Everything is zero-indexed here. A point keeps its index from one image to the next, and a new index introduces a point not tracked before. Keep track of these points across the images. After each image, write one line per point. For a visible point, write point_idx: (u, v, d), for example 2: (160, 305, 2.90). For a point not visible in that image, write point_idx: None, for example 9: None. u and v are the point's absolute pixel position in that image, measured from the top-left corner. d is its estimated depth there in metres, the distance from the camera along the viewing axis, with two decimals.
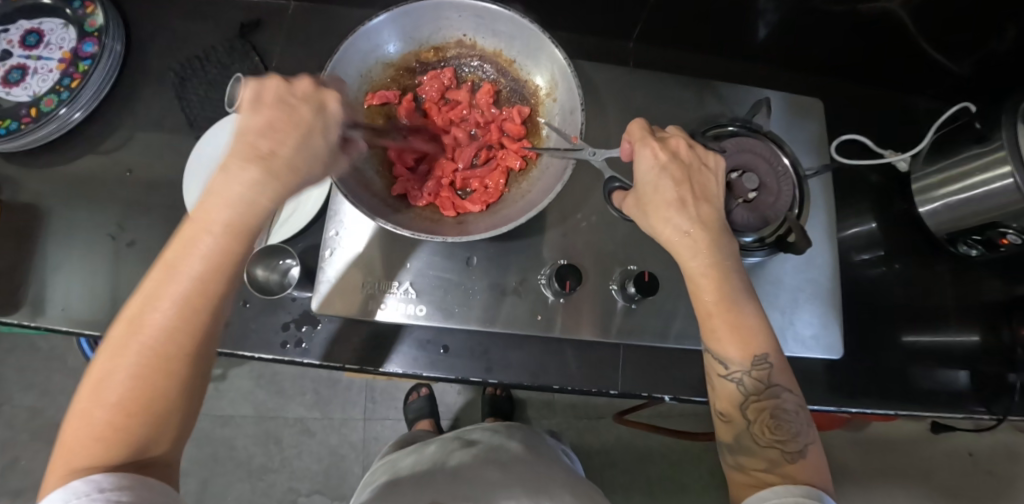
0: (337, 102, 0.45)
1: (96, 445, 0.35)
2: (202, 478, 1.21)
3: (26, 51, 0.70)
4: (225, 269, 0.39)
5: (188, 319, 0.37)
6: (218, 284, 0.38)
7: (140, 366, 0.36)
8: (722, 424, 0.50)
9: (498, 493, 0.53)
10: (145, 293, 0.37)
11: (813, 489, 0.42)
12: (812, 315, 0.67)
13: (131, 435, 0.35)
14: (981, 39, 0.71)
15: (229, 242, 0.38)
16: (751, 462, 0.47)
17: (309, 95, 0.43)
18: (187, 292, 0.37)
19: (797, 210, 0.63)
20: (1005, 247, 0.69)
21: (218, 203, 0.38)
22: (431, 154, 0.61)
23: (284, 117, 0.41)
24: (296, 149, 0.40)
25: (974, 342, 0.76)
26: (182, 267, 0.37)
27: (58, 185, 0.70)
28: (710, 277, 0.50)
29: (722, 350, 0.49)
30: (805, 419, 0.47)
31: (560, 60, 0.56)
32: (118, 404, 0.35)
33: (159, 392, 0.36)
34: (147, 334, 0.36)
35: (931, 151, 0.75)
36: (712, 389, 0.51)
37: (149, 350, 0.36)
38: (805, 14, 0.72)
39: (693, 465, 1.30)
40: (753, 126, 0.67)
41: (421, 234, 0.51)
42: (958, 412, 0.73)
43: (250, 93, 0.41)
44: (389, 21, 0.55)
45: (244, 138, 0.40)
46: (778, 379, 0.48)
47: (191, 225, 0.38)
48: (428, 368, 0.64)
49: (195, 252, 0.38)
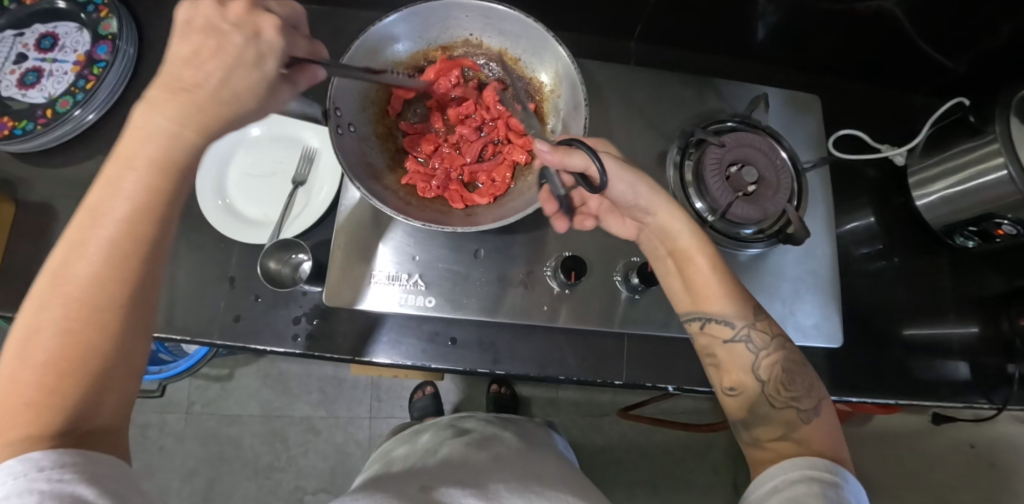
0: (276, 26, 0.40)
1: (24, 414, 0.32)
2: (209, 477, 1.22)
3: (42, 53, 0.72)
4: (159, 208, 0.37)
5: (117, 265, 0.35)
6: (153, 226, 0.37)
7: (69, 321, 0.34)
8: (733, 395, 0.52)
9: (489, 480, 0.55)
10: (67, 242, 0.35)
11: (831, 456, 0.45)
12: (813, 306, 0.68)
13: (67, 395, 0.33)
14: (976, 36, 0.72)
15: (156, 178, 0.36)
16: (771, 428, 0.49)
17: (241, 20, 0.39)
18: (116, 235, 0.35)
19: (795, 202, 0.66)
20: (1001, 238, 0.70)
21: (137, 136, 0.36)
22: (441, 150, 0.63)
23: (211, 45, 0.38)
24: (222, 83, 0.38)
25: (973, 333, 0.78)
26: (106, 211, 0.35)
27: (74, 185, 0.72)
28: (697, 237, 0.54)
29: (724, 313, 0.52)
30: (810, 372, 0.51)
31: (564, 58, 0.58)
32: (48, 363, 0.33)
33: (96, 346, 0.34)
34: (75, 283, 0.34)
35: (926, 146, 0.76)
36: (718, 360, 0.53)
37: (78, 300, 0.34)
38: (804, 14, 0.73)
39: (696, 462, 1.31)
40: (752, 122, 0.69)
41: (431, 224, 0.53)
42: (959, 403, 0.74)
43: (182, 14, 0.38)
44: (400, 22, 0.57)
45: (171, 67, 0.38)
46: (778, 330, 0.53)
47: (112, 166, 0.36)
48: (436, 359, 0.65)
49: (121, 192, 0.36)
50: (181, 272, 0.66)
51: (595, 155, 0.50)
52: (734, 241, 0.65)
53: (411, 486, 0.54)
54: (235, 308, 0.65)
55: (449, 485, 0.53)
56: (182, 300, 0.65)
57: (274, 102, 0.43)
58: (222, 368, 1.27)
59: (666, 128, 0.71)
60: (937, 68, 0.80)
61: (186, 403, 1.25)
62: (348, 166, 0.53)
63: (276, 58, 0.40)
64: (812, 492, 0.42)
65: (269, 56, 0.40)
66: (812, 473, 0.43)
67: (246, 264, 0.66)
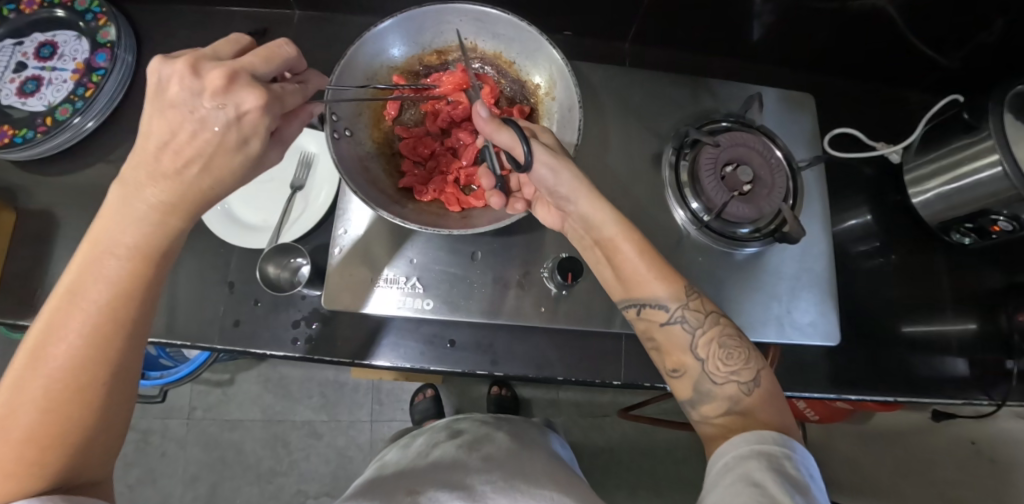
0: (257, 104, 0.39)
1: (8, 483, 0.36)
2: (212, 482, 1.22)
3: (41, 62, 0.72)
4: (137, 294, 0.40)
5: (97, 349, 0.39)
6: (131, 310, 0.40)
7: (48, 400, 0.37)
8: (678, 376, 0.53)
9: (474, 480, 0.56)
10: (46, 324, 0.38)
11: (777, 429, 0.45)
12: (810, 304, 0.69)
13: (48, 464, 0.37)
14: (970, 34, 0.72)
15: (136, 267, 0.40)
16: (714, 405, 0.50)
17: (219, 99, 0.38)
18: (94, 321, 0.38)
19: (790, 201, 0.66)
20: (996, 234, 0.70)
21: (118, 224, 0.39)
22: (437, 152, 0.63)
23: (189, 131, 0.38)
24: (203, 173, 0.40)
25: (971, 329, 0.78)
26: (86, 297, 0.38)
27: (74, 192, 0.72)
28: (619, 225, 0.54)
29: (656, 296, 0.53)
30: (749, 344, 0.51)
31: (557, 61, 0.58)
32: (28, 439, 0.37)
33: (75, 421, 0.38)
34: (53, 365, 0.38)
35: (921, 143, 0.76)
36: (658, 343, 0.54)
37: (57, 381, 0.38)
38: (798, 14, 0.74)
39: (698, 461, 1.31)
40: (746, 122, 0.70)
41: (428, 227, 0.54)
42: (958, 399, 0.74)
43: (158, 78, 0.38)
44: (394, 26, 0.58)
45: (150, 143, 0.39)
46: (712, 307, 0.53)
47: (93, 253, 0.39)
48: (435, 361, 0.65)
49: (100, 278, 0.39)
50: (181, 277, 0.66)
51: (522, 134, 0.50)
52: (730, 241, 0.66)
53: (400, 491, 0.54)
54: (235, 313, 0.66)
55: (438, 489, 0.53)
56: (182, 306, 0.65)
57: (262, 162, 0.46)
58: (223, 373, 1.27)
59: (661, 128, 0.72)
60: (931, 64, 0.80)
61: (187, 409, 1.25)
62: (345, 172, 0.54)
63: (260, 137, 0.41)
64: (762, 466, 0.42)
65: (252, 137, 0.40)
66: (757, 449, 0.43)
67: (245, 269, 0.67)
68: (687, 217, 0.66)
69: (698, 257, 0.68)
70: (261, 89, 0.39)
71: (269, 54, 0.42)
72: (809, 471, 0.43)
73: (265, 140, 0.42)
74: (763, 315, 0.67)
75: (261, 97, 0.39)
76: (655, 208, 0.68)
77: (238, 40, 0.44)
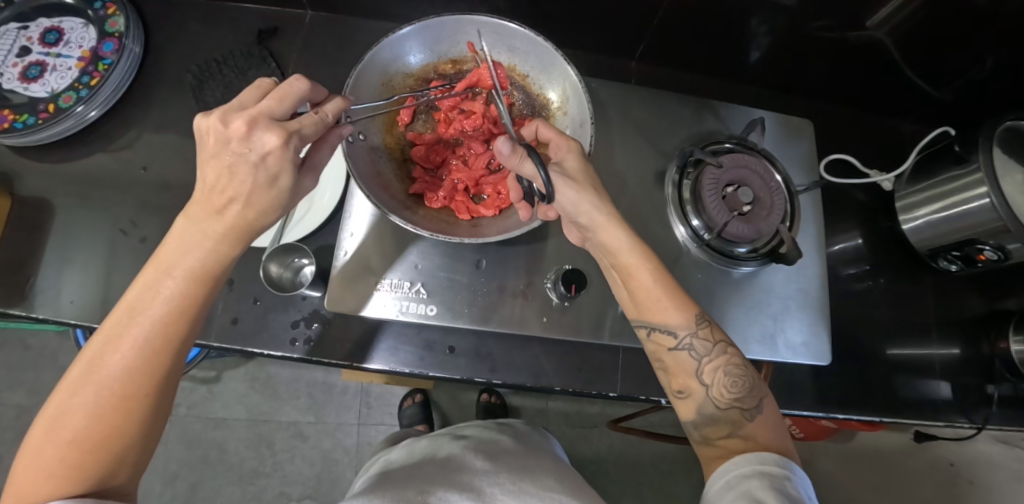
0: (277, 139, 0.42)
1: (46, 481, 0.38)
2: (192, 481, 1.20)
3: (46, 48, 0.71)
4: (188, 313, 0.44)
5: (149, 361, 0.42)
6: (181, 328, 0.43)
7: (97, 406, 0.40)
8: (682, 400, 0.54)
9: (483, 482, 0.56)
10: (104, 337, 0.42)
11: (781, 456, 0.47)
12: (802, 323, 0.70)
13: (88, 468, 0.40)
14: (961, 69, 0.75)
15: (189, 285, 0.44)
16: (716, 430, 0.51)
17: (244, 145, 0.42)
18: (147, 336, 0.42)
19: (789, 222, 0.68)
20: (982, 262, 0.73)
21: (178, 247, 0.43)
22: (448, 160, 0.64)
23: (228, 176, 0.42)
24: (246, 207, 0.44)
25: (955, 354, 0.80)
26: (144, 313, 0.42)
27: (73, 180, 0.71)
28: (636, 255, 0.54)
29: (667, 322, 0.54)
30: (755, 375, 0.52)
31: (571, 76, 0.60)
32: (72, 441, 0.39)
33: (117, 431, 0.41)
34: (104, 374, 0.41)
35: (913, 172, 0.79)
36: (666, 366, 0.55)
37: (107, 389, 0.41)
38: (799, 41, 0.76)
39: (683, 475, 1.32)
40: (748, 144, 0.72)
41: (440, 234, 0.55)
42: (941, 422, 0.76)
43: (200, 129, 0.43)
44: (413, 33, 0.59)
45: (202, 188, 0.44)
46: (721, 336, 0.54)
47: (158, 274, 0.43)
48: (435, 367, 0.66)
49: (158, 293, 0.43)
50: None
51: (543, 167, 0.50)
52: (728, 259, 0.67)
53: (410, 488, 0.54)
54: (233, 311, 0.65)
55: (448, 489, 0.54)
56: None
57: (298, 190, 0.49)
58: (210, 370, 1.25)
59: (665, 147, 0.73)
60: (924, 96, 0.83)
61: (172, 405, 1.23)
62: (357, 175, 0.55)
63: (288, 172, 0.44)
64: (764, 485, 0.44)
65: (281, 173, 0.44)
66: (758, 470, 0.45)
67: (245, 267, 0.66)
68: (688, 233, 0.67)
69: (697, 273, 0.69)
70: (279, 130, 0.42)
71: (283, 93, 0.44)
72: (809, 493, 0.45)
73: (295, 173, 0.45)
74: (755, 331, 0.69)
75: (281, 135, 0.42)
76: (656, 223, 0.70)
77: (261, 84, 0.46)
